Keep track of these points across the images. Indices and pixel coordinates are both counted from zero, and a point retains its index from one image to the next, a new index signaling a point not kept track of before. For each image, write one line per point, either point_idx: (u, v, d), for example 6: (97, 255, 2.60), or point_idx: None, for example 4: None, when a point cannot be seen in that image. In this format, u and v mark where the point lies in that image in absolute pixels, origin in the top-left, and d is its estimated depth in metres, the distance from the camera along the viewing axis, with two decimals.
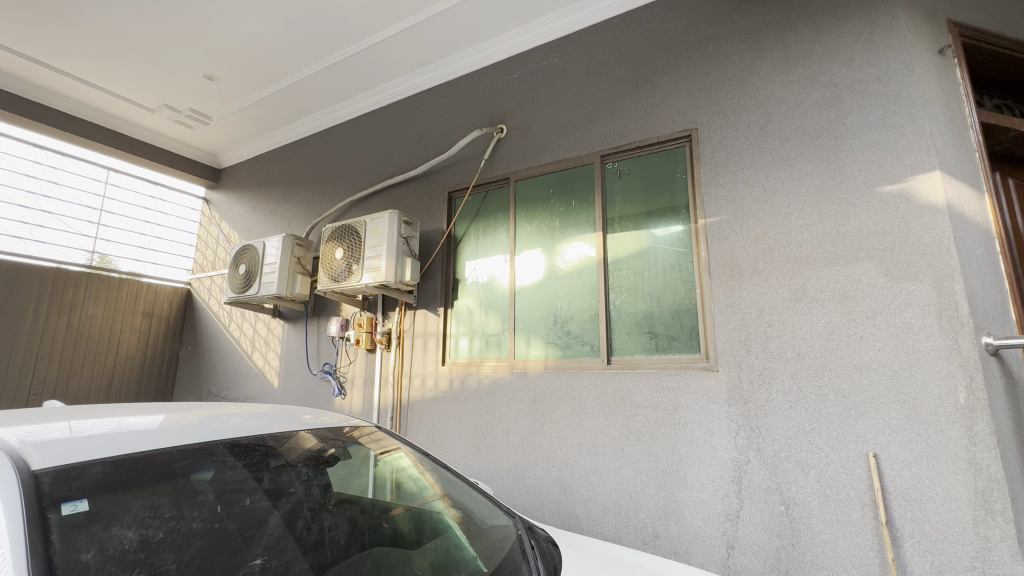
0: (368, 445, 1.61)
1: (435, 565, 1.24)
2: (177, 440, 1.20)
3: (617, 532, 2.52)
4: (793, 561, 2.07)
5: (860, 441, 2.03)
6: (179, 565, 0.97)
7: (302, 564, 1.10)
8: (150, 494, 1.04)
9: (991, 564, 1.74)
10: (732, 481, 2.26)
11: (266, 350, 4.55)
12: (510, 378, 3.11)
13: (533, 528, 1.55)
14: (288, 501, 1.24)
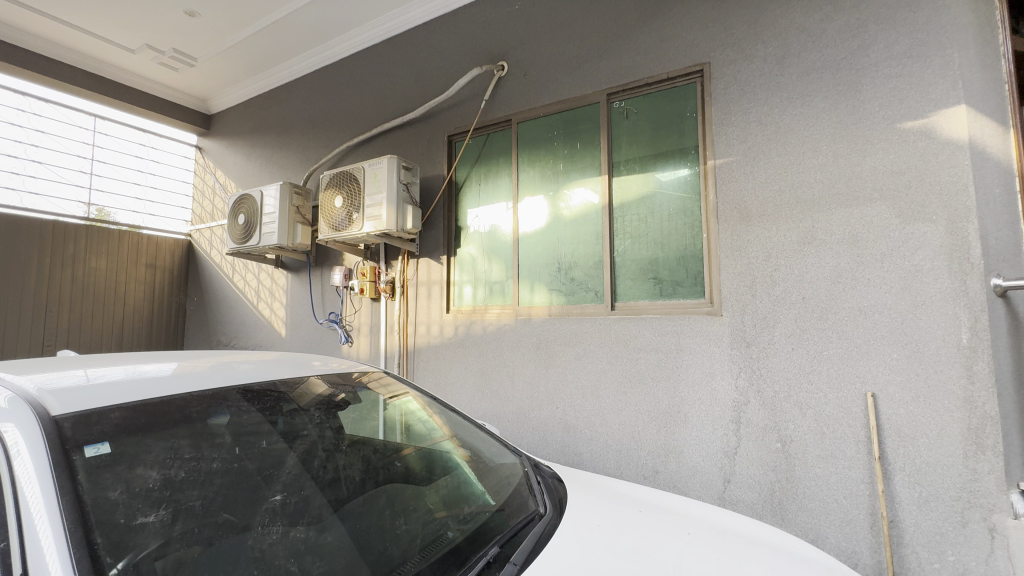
0: (377, 389, 1.65)
1: (446, 499, 1.30)
2: (190, 387, 1.22)
3: (619, 468, 2.64)
4: (786, 493, 2.17)
5: (860, 381, 2.06)
6: (204, 502, 1.01)
7: (321, 499, 1.15)
8: (170, 437, 1.07)
9: (978, 494, 1.82)
10: (732, 420, 2.33)
11: (272, 300, 4.59)
12: (514, 324, 3.13)
13: (539, 465, 1.61)
14: (303, 442, 1.28)
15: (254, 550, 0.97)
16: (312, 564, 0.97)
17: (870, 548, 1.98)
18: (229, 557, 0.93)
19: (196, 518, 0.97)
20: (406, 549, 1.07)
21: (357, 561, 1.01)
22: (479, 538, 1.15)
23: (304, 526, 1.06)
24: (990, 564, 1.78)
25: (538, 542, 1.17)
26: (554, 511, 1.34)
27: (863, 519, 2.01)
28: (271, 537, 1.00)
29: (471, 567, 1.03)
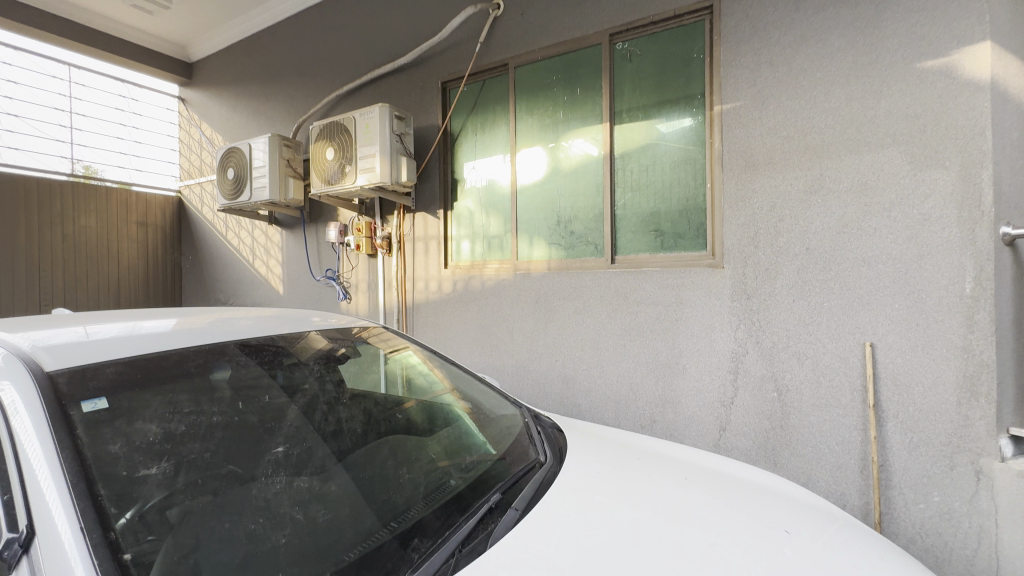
0: (377, 343, 1.64)
1: (448, 450, 1.32)
2: (187, 342, 1.21)
3: (617, 418, 2.70)
4: (780, 440, 2.23)
5: (859, 331, 2.06)
6: (206, 454, 1.01)
7: (324, 450, 1.16)
8: (168, 391, 1.06)
9: (967, 439, 1.85)
10: (730, 371, 2.36)
11: (268, 258, 4.54)
12: (513, 279, 3.11)
13: (539, 416, 1.62)
14: (303, 396, 1.28)
15: (259, 499, 0.97)
16: (316, 512, 0.99)
17: (858, 490, 2.05)
18: (234, 507, 0.94)
19: (199, 469, 0.98)
20: (409, 497, 1.09)
21: (362, 508, 1.03)
22: (481, 485, 1.16)
23: (308, 476, 1.07)
24: (973, 504, 1.83)
25: (539, 489, 1.18)
26: (555, 459, 1.35)
27: (853, 463, 2.07)
28: (275, 487, 1.01)
29: (473, 513, 1.05)
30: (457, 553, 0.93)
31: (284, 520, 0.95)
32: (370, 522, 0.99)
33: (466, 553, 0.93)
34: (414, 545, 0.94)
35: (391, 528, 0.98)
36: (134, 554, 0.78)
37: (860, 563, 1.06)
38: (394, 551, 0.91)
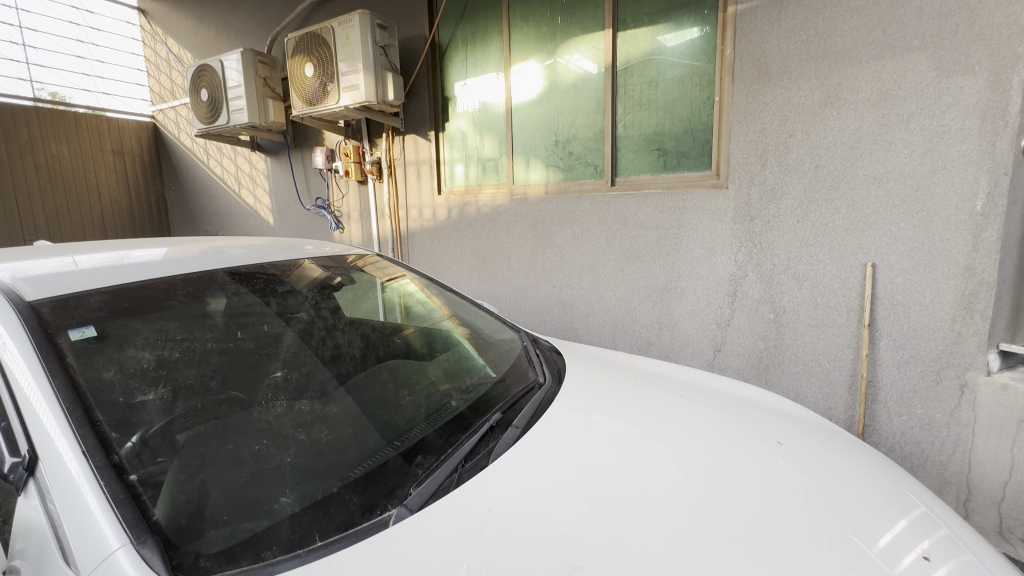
0: (373, 272, 1.61)
1: (448, 372, 1.33)
2: (172, 271, 1.16)
3: (613, 341, 2.76)
4: (773, 359, 2.28)
5: (862, 252, 2.01)
6: (202, 379, 0.99)
7: (323, 374, 1.15)
8: (157, 320, 1.03)
9: (957, 355, 1.85)
10: (727, 294, 2.36)
11: (254, 186, 4.37)
12: (509, 204, 3.03)
13: (538, 340, 1.63)
14: (298, 322, 1.26)
15: (261, 421, 0.97)
16: (320, 434, 0.99)
17: (845, 404, 2.12)
18: (237, 429, 0.93)
19: (197, 394, 0.96)
20: (411, 417, 1.10)
21: (365, 429, 1.03)
22: (482, 406, 1.18)
23: (309, 399, 1.07)
24: (953, 415, 1.87)
25: (539, 409, 1.20)
26: (554, 380, 1.36)
27: (842, 379, 2.12)
28: (276, 410, 1.00)
29: (475, 431, 1.07)
30: (460, 469, 0.95)
31: (288, 440, 0.95)
32: (374, 442, 1.00)
33: (469, 468, 0.95)
34: (417, 462, 0.96)
35: (396, 447, 0.99)
36: (141, 476, 0.78)
37: (847, 470, 1.10)
38: (399, 467, 0.93)
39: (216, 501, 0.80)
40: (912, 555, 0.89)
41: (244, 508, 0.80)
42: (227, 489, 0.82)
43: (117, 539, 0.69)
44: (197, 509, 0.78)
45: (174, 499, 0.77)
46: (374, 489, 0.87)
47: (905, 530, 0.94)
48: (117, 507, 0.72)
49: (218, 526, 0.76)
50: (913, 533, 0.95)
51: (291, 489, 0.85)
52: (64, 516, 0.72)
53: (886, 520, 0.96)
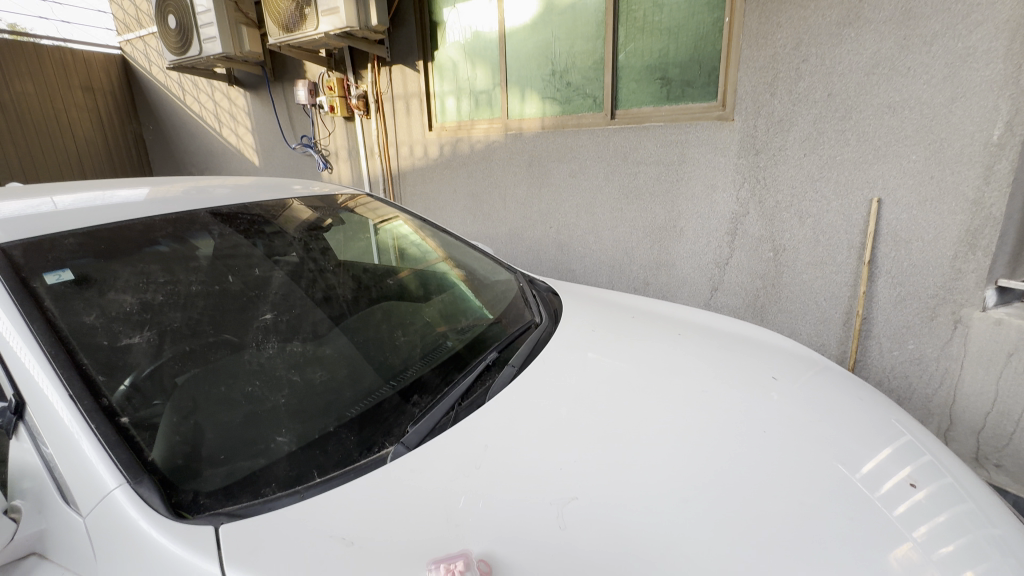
0: (365, 214, 1.58)
1: (444, 313, 1.31)
2: (150, 212, 1.10)
3: (611, 281, 2.76)
4: (770, 298, 2.27)
5: (869, 187, 1.94)
6: (189, 322, 0.95)
7: (315, 315, 1.12)
8: (137, 263, 0.98)
9: (954, 291, 1.82)
10: (728, 232, 2.31)
11: (236, 125, 4.16)
12: (504, 140, 2.92)
13: (535, 281, 1.60)
14: (287, 264, 1.22)
15: (253, 363, 0.94)
16: (314, 374, 0.97)
17: (838, 341, 2.14)
18: (228, 370, 0.91)
19: (185, 338, 0.93)
20: (407, 357, 1.09)
21: (361, 369, 1.02)
22: (478, 346, 1.17)
23: (301, 340, 1.04)
24: (944, 350, 1.87)
25: (535, 347, 1.19)
26: (550, 320, 1.35)
27: (837, 317, 2.11)
28: (268, 352, 0.98)
29: (472, 370, 1.06)
30: (457, 407, 0.95)
31: (281, 381, 0.93)
32: (371, 381, 1.00)
33: (466, 406, 0.95)
34: (414, 401, 0.95)
35: (393, 387, 0.99)
36: (133, 419, 0.77)
37: (836, 401, 1.12)
38: (396, 407, 0.93)
39: (212, 442, 0.79)
40: (895, 478, 0.90)
41: (240, 448, 0.80)
42: (222, 429, 0.82)
43: (114, 479, 0.69)
44: (193, 449, 0.77)
45: (168, 441, 0.77)
46: (370, 428, 0.88)
47: (889, 457, 0.95)
48: (110, 450, 0.72)
49: (216, 465, 0.76)
50: (896, 460, 0.95)
51: (287, 429, 0.85)
52: (59, 459, 0.72)
53: (871, 449, 0.97)
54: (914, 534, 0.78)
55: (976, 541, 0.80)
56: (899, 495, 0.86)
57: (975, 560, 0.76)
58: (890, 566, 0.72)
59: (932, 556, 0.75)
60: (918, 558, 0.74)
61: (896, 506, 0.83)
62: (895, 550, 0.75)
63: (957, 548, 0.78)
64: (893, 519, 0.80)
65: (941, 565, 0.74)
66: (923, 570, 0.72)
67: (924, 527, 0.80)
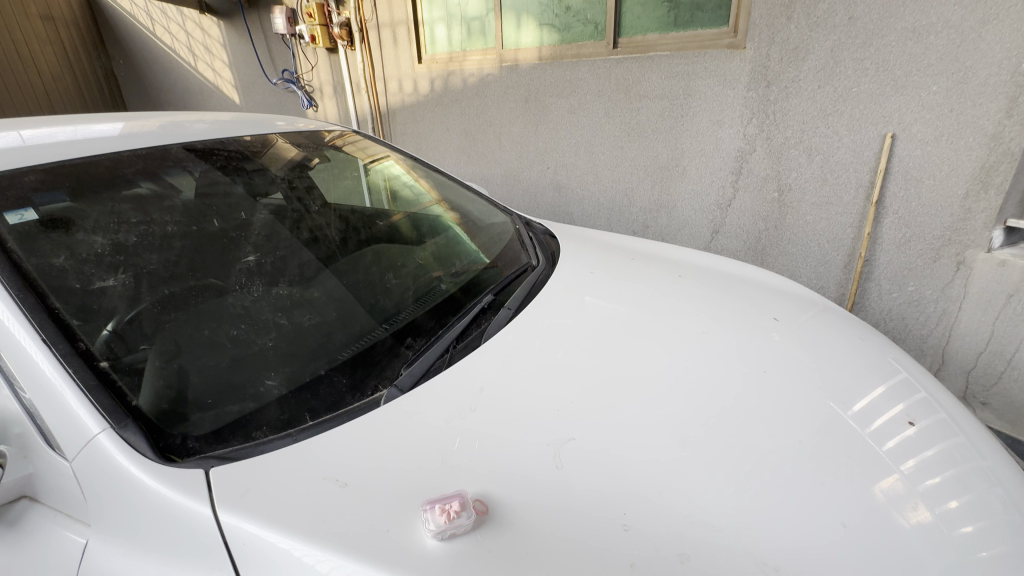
0: (353, 152, 1.50)
1: (437, 256, 1.26)
2: (117, 146, 1.02)
3: (609, 223, 2.69)
4: (771, 241, 2.21)
5: (883, 121, 1.83)
6: (167, 264, 0.89)
7: (302, 257, 1.07)
8: (105, 202, 0.91)
9: (961, 232, 1.75)
10: (732, 171, 2.22)
11: (211, 59, 3.91)
12: (499, 73, 2.77)
13: (531, 223, 1.53)
14: (270, 204, 1.15)
15: (237, 307, 0.90)
16: (302, 318, 0.93)
17: (837, 284, 2.09)
18: (211, 314, 0.87)
19: (164, 280, 0.88)
20: (399, 300, 1.05)
21: (351, 312, 0.99)
22: (473, 289, 1.13)
23: (287, 283, 0.99)
24: (943, 292, 1.83)
25: (532, 290, 1.16)
26: (547, 262, 1.30)
27: (839, 260, 2.06)
28: (253, 295, 0.93)
29: (467, 313, 1.03)
30: (452, 349, 0.93)
31: (268, 324, 0.90)
32: (363, 324, 0.96)
33: (461, 349, 0.93)
34: (408, 344, 0.93)
35: (386, 329, 0.96)
36: (114, 364, 0.74)
37: (835, 341, 1.10)
38: (389, 349, 0.91)
39: (198, 386, 0.77)
40: (887, 416, 0.88)
41: (228, 392, 0.78)
42: (208, 374, 0.79)
43: (97, 424, 0.67)
44: (179, 394, 0.75)
45: (151, 386, 0.74)
46: (363, 371, 0.86)
47: (882, 395, 0.94)
48: (92, 395, 0.69)
49: (203, 409, 0.74)
50: (889, 397, 0.94)
51: (276, 373, 0.82)
52: (39, 405, 0.70)
53: (866, 386, 0.96)
54: (901, 468, 0.77)
55: (964, 475, 0.79)
56: (889, 432, 0.84)
57: (961, 492, 0.75)
58: (876, 497, 0.71)
59: (918, 488, 0.74)
60: (904, 490, 0.73)
61: (885, 442, 0.82)
62: (882, 483, 0.73)
63: (944, 481, 0.76)
64: (882, 454, 0.79)
65: (926, 496, 0.73)
66: (908, 501, 0.71)
67: (912, 461, 0.79)
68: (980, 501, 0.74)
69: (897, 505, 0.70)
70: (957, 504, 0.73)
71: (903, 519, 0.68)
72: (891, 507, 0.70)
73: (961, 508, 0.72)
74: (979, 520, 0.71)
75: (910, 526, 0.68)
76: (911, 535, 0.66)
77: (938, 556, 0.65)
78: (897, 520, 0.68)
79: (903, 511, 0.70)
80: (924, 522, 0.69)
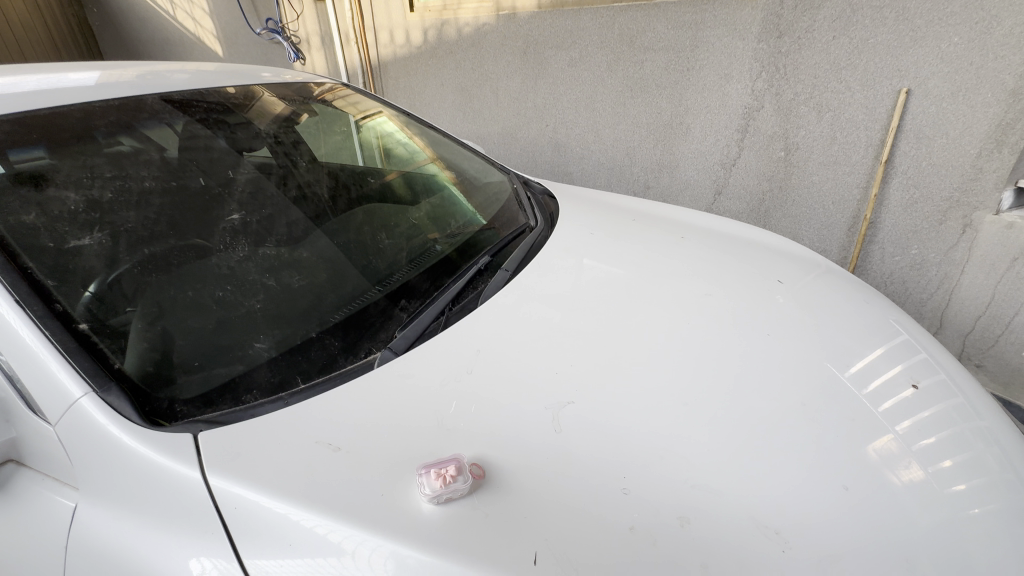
0: (344, 108, 1.42)
1: (431, 215, 1.21)
2: (88, 96, 0.95)
3: (609, 183, 2.62)
4: (775, 202, 2.16)
5: (898, 75, 1.74)
6: (145, 222, 0.85)
7: (289, 216, 1.02)
8: (77, 155, 0.86)
9: (970, 193, 1.70)
10: (738, 129, 2.14)
11: (192, 8, 3.70)
12: (496, 23, 2.65)
13: (529, 183, 1.48)
14: (254, 159, 1.09)
15: (222, 268, 0.86)
16: (290, 278, 0.90)
17: (839, 247, 2.04)
18: (195, 274, 0.83)
19: (143, 239, 0.83)
20: (392, 261, 1.01)
21: (342, 273, 0.95)
22: (469, 250, 1.09)
23: (274, 242, 0.95)
24: (947, 256, 1.79)
25: (530, 252, 1.12)
26: (546, 223, 1.26)
27: (843, 222, 2.01)
28: (238, 255, 0.89)
29: (463, 275, 1.00)
30: (448, 312, 0.90)
31: (255, 286, 0.86)
32: (355, 286, 0.93)
33: (457, 311, 0.90)
34: (402, 306, 0.90)
35: (380, 290, 0.93)
36: (94, 326, 0.71)
37: (838, 303, 1.07)
38: (383, 311, 0.88)
39: (183, 348, 0.74)
40: (884, 377, 0.87)
41: (215, 355, 0.75)
42: (194, 336, 0.76)
43: (79, 387, 0.66)
44: (163, 356, 0.73)
45: (135, 348, 0.71)
46: (355, 333, 0.83)
47: (882, 357, 0.92)
48: (71, 359, 0.67)
49: (189, 372, 0.72)
50: (889, 358, 0.92)
51: (265, 335, 0.80)
52: (18, 368, 0.67)
53: (865, 347, 0.94)
54: (896, 428, 0.76)
55: (960, 434, 0.77)
56: (886, 393, 0.83)
57: (956, 451, 0.74)
58: (868, 456, 0.70)
59: (912, 448, 0.73)
60: (898, 449, 0.72)
61: (881, 403, 0.80)
62: (875, 443, 0.72)
63: (939, 441, 0.75)
64: (877, 414, 0.78)
65: (919, 455, 0.72)
66: (901, 460, 0.70)
67: (907, 422, 0.78)
68: (975, 459, 0.73)
69: (889, 463, 0.69)
70: (950, 463, 0.72)
71: (894, 476, 0.68)
72: (883, 466, 0.69)
73: (954, 467, 0.71)
74: (973, 478, 0.70)
75: (900, 483, 0.67)
76: (902, 492, 0.66)
77: (929, 512, 0.64)
78: (888, 479, 0.67)
79: (894, 469, 0.69)
80: (916, 480, 0.68)
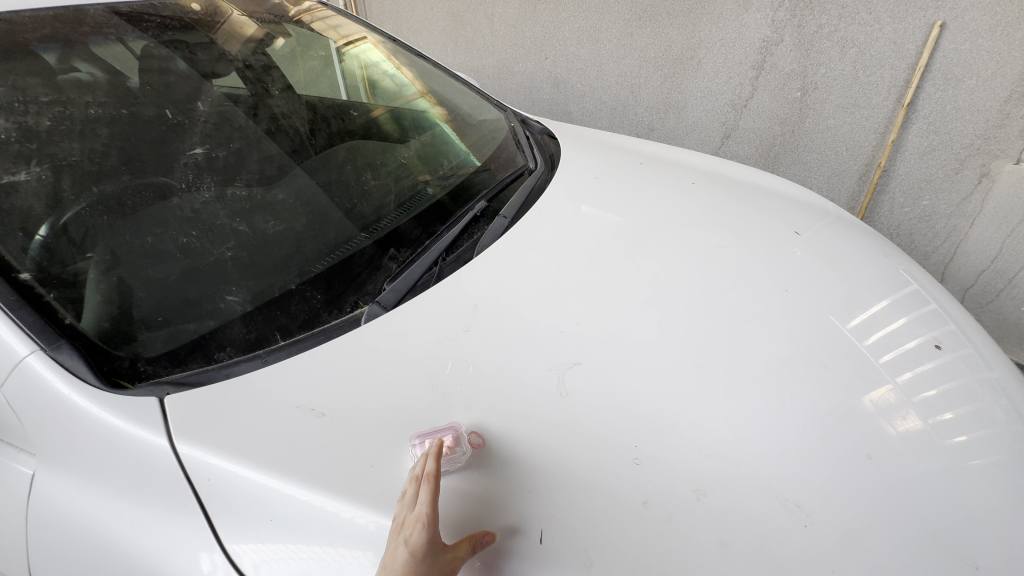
0: (324, 32, 1.26)
1: (421, 155, 1.10)
2: (14, 3, 0.80)
3: (611, 124, 2.44)
4: (786, 147, 2.04)
5: (935, 6, 1.58)
6: (93, 155, 0.73)
7: (263, 150, 0.90)
8: (3, 75, 0.72)
9: (991, 142, 1.60)
10: (753, 67, 1.99)
11: None
12: None
13: (527, 121, 1.35)
14: (220, 84, 0.95)
15: (185, 210, 0.76)
16: (265, 223, 0.80)
17: (849, 197, 1.95)
18: (154, 217, 0.73)
19: (90, 173, 0.72)
20: (379, 206, 0.92)
21: (324, 217, 0.86)
22: (462, 194, 1.00)
23: (245, 181, 0.84)
24: (958, 208, 1.71)
25: (530, 197, 1.02)
26: (546, 165, 1.15)
27: (855, 171, 1.90)
28: (204, 196, 0.79)
29: (457, 222, 0.91)
30: (441, 263, 0.82)
31: (224, 232, 0.77)
32: (338, 232, 0.84)
33: (450, 262, 0.83)
34: (391, 256, 0.82)
35: (366, 237, 0.84)
36: (39, 277, 0.64)
37: (855, 254, 1.00)
38: (370, 261, 0.80)
39: (145, 303, 0.67)
40: (887, 328, 0.81)
41: (181, 309, 0.68)
42: (156, 288, 0.68)
43: (25, 346, 0.61)
44: (123, 311, 0.66)
45: (92, 302, 0.64)
46: (339, 285, 0.76)
47: (887, 306, 0.86)
48: (13, 313, 0.61)
49: (153, 328, 0.66)
50: (895, 307, 0.86)
51: (236, 287, 0.72)
52: None
53: (874, 296, 0.88)
54: (897, 379, 0.72)
55: (967, 386, 0.73)
56: (888, 344, 0.78)
57: (960, 403, 0.70)
58: (863, 408, 0.66)
59: (913, 399, 0.69)
60: (896, 400, 0.68)
61: (882, 354, 0.76)
62: (872, 394, 0.69)
63: (942, 393, 0.71)
64: (877, 365, 0.73)
65: (919, 407, 0.68)
66: (899, 411, 0.67)
67: (910, 372, 0.73)
68: (981, 412, 0.69)
69: (886, 415, 0.66)
70: (952, 415, 0.68)
71: (889, 427, 0.65)
72: (878, 417, 0.66)
73: (956, 419, 0.67)
74: (977, 430, 0.66)
75: (897, 434, 0.64)
76: (901, 445, 0.62)
77: (929, 465, 0.61)
78: (884, 431, 0.64)
79: (890, 420, 0.66)
80: (913, 431, 0.65)
